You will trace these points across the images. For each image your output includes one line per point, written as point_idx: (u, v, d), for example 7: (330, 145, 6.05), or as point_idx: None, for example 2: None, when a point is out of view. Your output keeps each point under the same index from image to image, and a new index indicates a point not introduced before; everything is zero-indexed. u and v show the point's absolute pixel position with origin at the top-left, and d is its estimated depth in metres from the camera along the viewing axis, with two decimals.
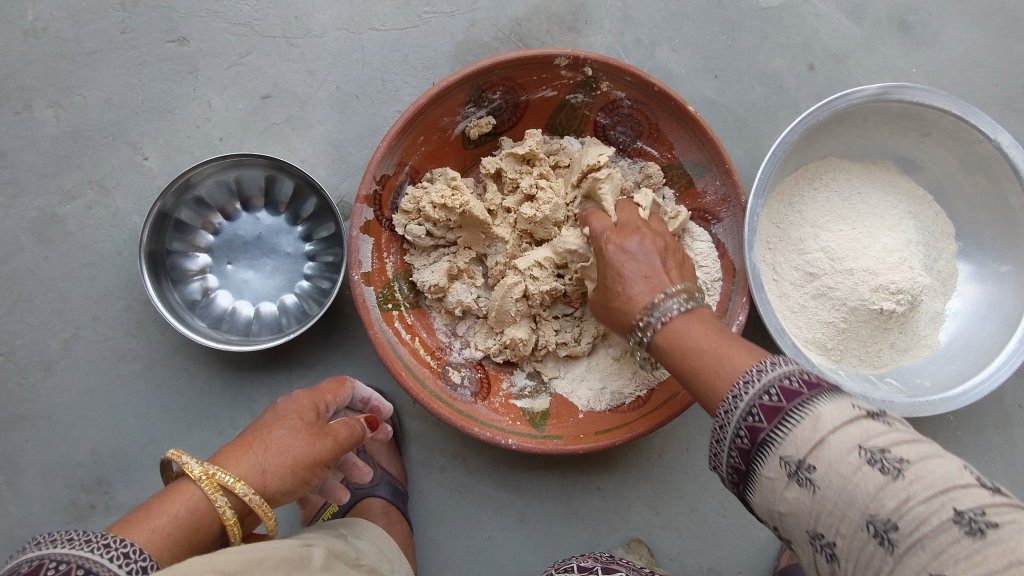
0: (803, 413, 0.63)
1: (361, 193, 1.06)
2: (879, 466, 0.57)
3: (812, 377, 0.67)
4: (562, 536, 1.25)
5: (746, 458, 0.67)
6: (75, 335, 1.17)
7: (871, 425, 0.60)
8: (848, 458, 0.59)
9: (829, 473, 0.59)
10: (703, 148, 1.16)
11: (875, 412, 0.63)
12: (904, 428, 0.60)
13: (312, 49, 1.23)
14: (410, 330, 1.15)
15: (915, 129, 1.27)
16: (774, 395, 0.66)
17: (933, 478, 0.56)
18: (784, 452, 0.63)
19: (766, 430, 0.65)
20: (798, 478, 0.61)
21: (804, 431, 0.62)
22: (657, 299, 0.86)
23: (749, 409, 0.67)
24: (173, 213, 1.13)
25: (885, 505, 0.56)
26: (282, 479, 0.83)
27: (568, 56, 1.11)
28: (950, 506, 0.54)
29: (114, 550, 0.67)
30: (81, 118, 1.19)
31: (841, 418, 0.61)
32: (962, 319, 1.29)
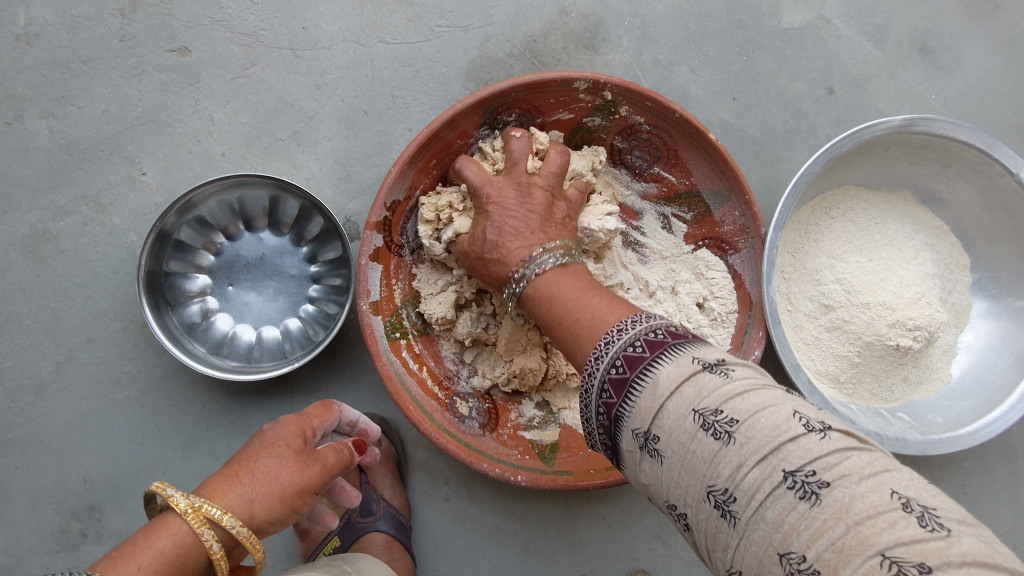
0: (644, 382, 0.58)
1: (371, 220, 1.02)
2: (712, 431, 0.54)
3: (674, 330, 0.62)
4: (566, 567, 1.23)
5: (611, 434, 0.63)
6: (68, 358, 1.13)
7: (707, 383, 0.56)
8: (684, 425, 0.55)
9: (671, 440, 0.56)
10: (723, 178, 1.13)
11: (715, 364, 0.58)
12: (739, 380, 0.56)
13: (320, 62, 1.18)
14: (417, 359, 1.12)
15: (935, 160, 1.24)
16: (620, 366, 0.61)
17: (760, 436, 0.52)
18: (633, 425, 0.59)
19: (617, 405, 0.60)
20: (648, 449, 0.58)
21: (646, 401, 0.58)
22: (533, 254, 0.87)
23: (603, 383, 0.62)
24: (173, 234, 1.08)
25: (722, 472, 0.53)
26: (270, 508, 0.79)
27: (588, 80, 1.07)
28: (780, 469, 0.50)
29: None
30: (76, 130, 1.13)
31: (677, 379, 0.57)
32: (974, 353, 1.27)
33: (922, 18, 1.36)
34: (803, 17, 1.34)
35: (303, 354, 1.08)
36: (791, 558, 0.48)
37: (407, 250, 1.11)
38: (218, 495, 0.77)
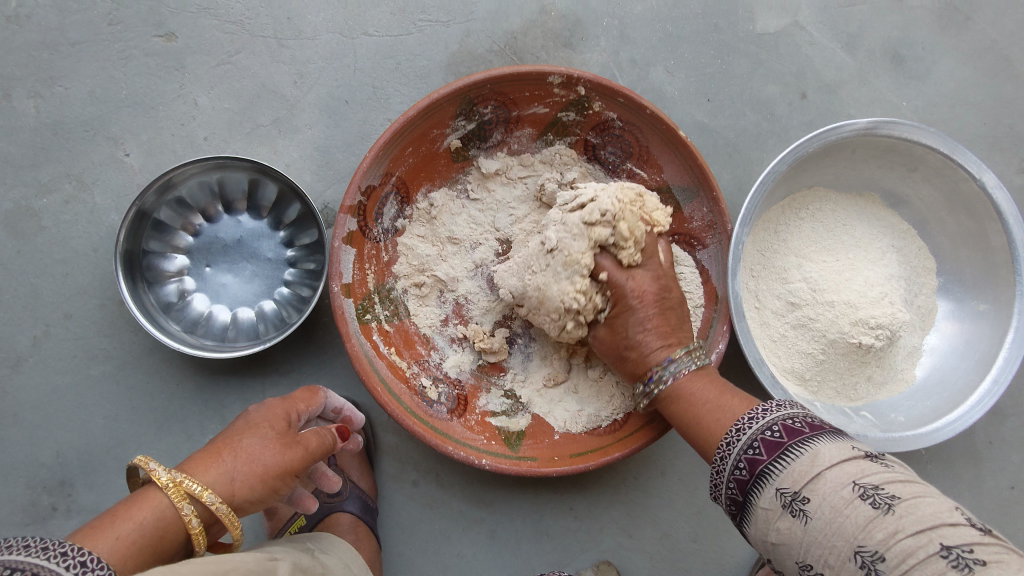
0: (801, 449, 0.70)
1: (346, 203, 1.05)
2: (871, 500, 0.63)
3: (793, 424, 0.74)
4: (531, 555, 1.25)
5: (742, 490, 0.74)
6: (45, 333, 1.15)
7: (868, 466, 0.66)
8: (841, 491, 0.64)
9: (821, 503, 0.65)
10: (692, 174, 1.16)
11: (875, 456, 0.69)
12: (897, 471, 0.66)
13: (303, 52, 1.21)
14: (388, 343, 1.14)
15: (902, 163, 1.28)
16: (776, 432, 0.74)
17: (923, 515, 0.60)
18: (779, 483, 0.69)
19: (764, 463, 0.72)
20: (793, 509, 0.67)
21: (802, 465, 0.68)
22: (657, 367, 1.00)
23: (751, 445, 0.75)
24: (152, 213, 1.10)
25: (874, 536, 0.60)
26: (252, 488, 0.80)
27: (561, 75, 1.10)
28: (937, 541, 0.58)
29: (72, 558, 0.62)
30: (61, 111, 1.16)
31: (838, 457, 0.68)
32: (938, 354, 1.30)
33: (894, 28, 1.39)
34: (778, 23, 1.37)
35: (275, 335, 1.10)
36: None
37: (380, 235, 1.14)
38: (204, 470, 0.79)
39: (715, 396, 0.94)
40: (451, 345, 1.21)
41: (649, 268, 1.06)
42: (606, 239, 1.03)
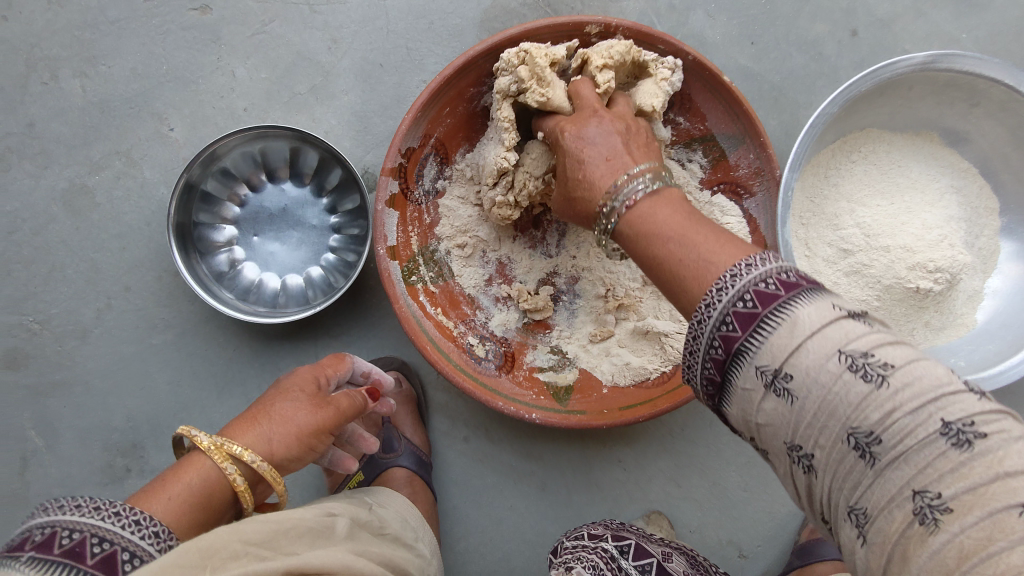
0: (780, 318, 0.55)
1: (386, 166, 1.06)
2: (863, 373, 0.51)
3: (789, 277, 0.58)
4: (583, 507, 1.27)
5: (721, 370, 0.60)
6: (108, 305, 1.19)
7: (852, 327, 0.54)
8: (828, 365, 0.52)
9: (809, 382, 0.53)
10: (737, 120, 1.12)
11: (856, 312, 0.56)
12: (883, 330, 0.54)
13: (336, 17, 1.21)
14: (434, 303, 1.15)
15: (963, 99, 1.21)
16: (749, 301, 0.58)
17: (918, 385, 0.50)
18: (760, 361, 0.56)
19: (742, 339, 0.57)
20: (776, 389, 0.55)
21: (782, 338, 0.55)
22: (618, 181, 0.78)
23: (723, 319, 0.59)
24: (200, 185, 1.12)
25: (869, 416, 0.50)
26: (289, 446, 0.79)
27: (599, 24, 1.07)
28: (935, 418, 0.48)
29: (126, 517, 0.65)
30: (107, 89, 1.19)
31: (821, 319, 0.54)
32: (1001, 298, 1.25)
33: None
34: None
35: (324, 300, 1.12)
36: (926, 495, 0.48)
37: (422, 197, 1.14)
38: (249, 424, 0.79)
39: (683, 228, 0.68)
40: (496, 304, 1.22)
41: (587, 110, 0.96)
42: (510, 87, 1.03)
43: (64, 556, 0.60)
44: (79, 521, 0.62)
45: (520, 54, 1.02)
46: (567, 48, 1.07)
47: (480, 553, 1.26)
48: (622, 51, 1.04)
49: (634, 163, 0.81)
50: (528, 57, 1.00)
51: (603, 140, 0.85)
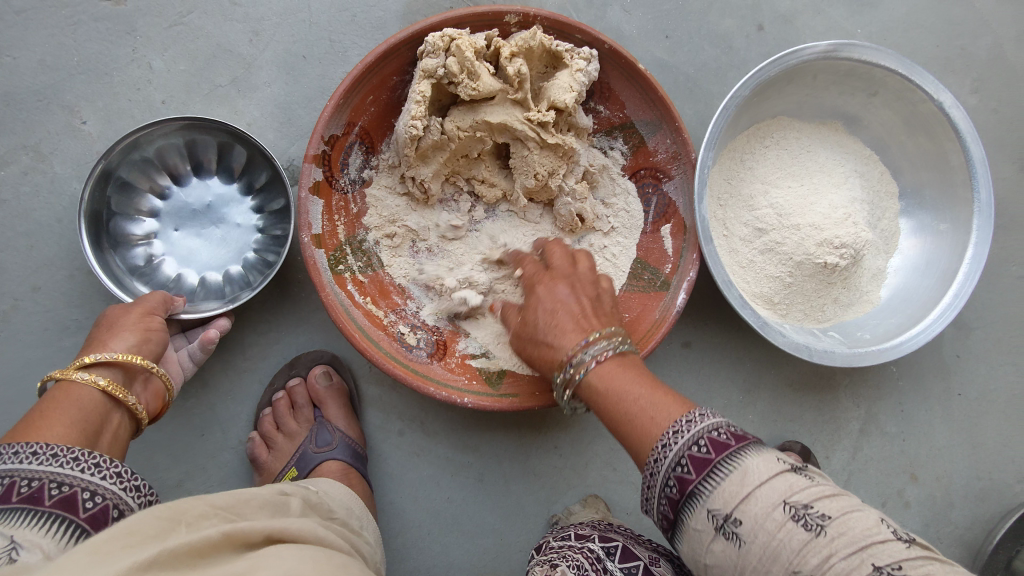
0: (731, 466, 0.65)
1: (310, 153, 1.06)
2: (804, 522, 0.60)
3: (739, 430, 0.68)
4: (520, 495, 1.27)
5: (674, 509, 0.69)
6: (15, 307, 1.14)
7: (797, 480, 0.63)
8: (773, 514, 0.61)
9: (755, 526, 0.61)
10: (653, 107, 1.17)
11: (798, 466, 0.66)
12: (825, 483, 0.63)
13: (256, 9, 1.20)
14: (363, 293, 1.15)
15: (861, 88, 1.30)
16: (704, 446, 0.68)
17: (855, 535, 0.58)
18: (711, 504, 0.65)
19: (695, 482, 0.66)
20: (725, 531, 0.63)
21: (732, 484, 0.64)
22: (579, 350, 0.88)
23: (678, 461, 0.68)
24: (121, 173, 1.10)
25: (810, 560, 0.58)
26: (124, 338, 0.94)
27: (517, 13, 1.10)
28: (869, 563, 0.57)
29: (84, 462, 0.73)
30: (12, 81, 1.14)
31: (768, 472, 0.64)
32: (901, 275, 1.33)
33: None
34: None
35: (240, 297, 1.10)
36: None
37: (348, 185, 1.14)
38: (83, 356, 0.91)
39: (651, 390, 0.78)
40: (427, 294, 1.21)
41: (564, 273, 1.01)
42: (437, 69, 1.04)
43: (24, 501, 0.66)
44: (33, 468, 0.69)
45: (445, 39, 1.04)
46: (485, 35, 1.09)
47: (420, 548, 1.25)
48: (533, 37, 1.08)
49: (600, 324, 0.91)
50: (455, 47, 1.03)
51: (574, 305, 0.95)
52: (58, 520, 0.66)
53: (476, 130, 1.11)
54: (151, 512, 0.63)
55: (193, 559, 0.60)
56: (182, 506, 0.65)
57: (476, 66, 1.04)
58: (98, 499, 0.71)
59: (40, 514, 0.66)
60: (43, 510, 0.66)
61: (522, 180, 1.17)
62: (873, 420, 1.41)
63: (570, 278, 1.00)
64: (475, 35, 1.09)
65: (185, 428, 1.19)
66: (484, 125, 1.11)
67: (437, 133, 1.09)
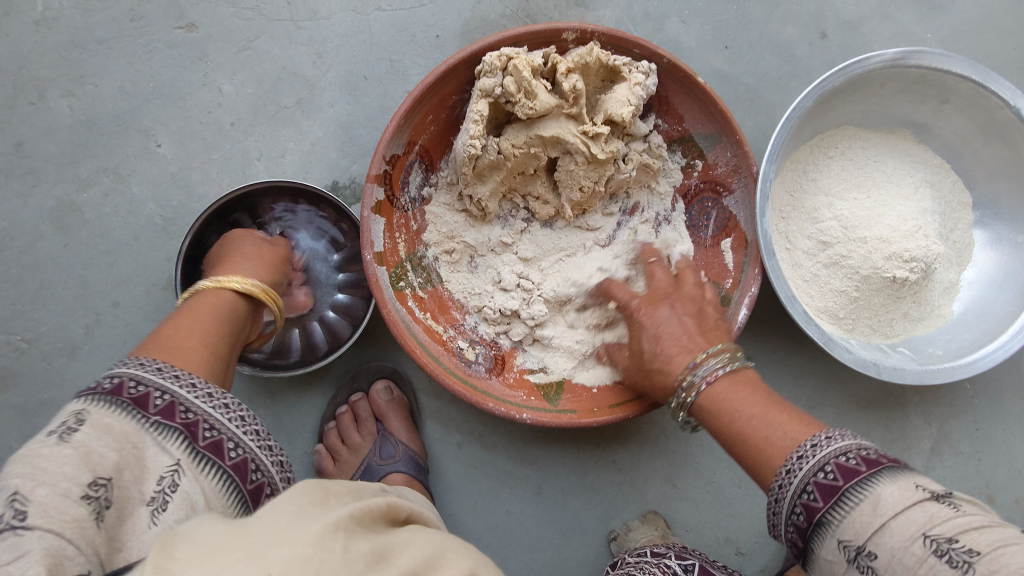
0: (861, 495, 0.64)
1: (372, 173, 1.07)
2: (948, 557, 0.57)
3: (870, 454, 0.67)
4: (578, 510, 1.27)
5: (803, 536, 0.69)
6: (97, 321, 1.20)
7: (938, 510, 0.60)
8: (912, 548, 0.59)
9: (891, 560, 0.60)
10: (713, 119, 1.15)
11: (943, 494, 0.61)
12: (973, 515, 0.59)
13: (320, 32, 1.23)
14: (422, 308, 1.17)
15: (933, 95, 1.24)
16: (831, 474, 0.67)
17: (1007, 570, 0.54)
18: (843, 536, 0.64)
19: (822, 511, 0.66)
20: (859, 565, 0.63)
21: (862, 515, 0.63)
22: (696, 360, 0.91)
23: (806, 488, 0.69)
24: (218, 226, 1.14)
25: None
26: (269, 274, 1.04)
27: (575, 30, 1.10)
28: None
29: (195, 388, 0.68)
30: (95, 107, 1.21)
31: (902, 501, 0.61)
32: (976, 289, 1.28)
33: None
34: None
35: (320, 361, 1.17)
36: None
37: (408, 204, 1.17)
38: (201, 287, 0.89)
39: (765, 409, 0.81)
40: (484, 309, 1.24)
41: (669, 295, 1.00)
42: (494, 89, 1.06)
43: (160, 415, 0.64)
44: (160, 384, 0.67)
45: (503, 58, 1.05)
46: (541, 53, 1.10)
47: None
48: (589, 53, 1.08)
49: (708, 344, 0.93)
50: (512, 67, 1.04)
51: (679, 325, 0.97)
52: (199, 460, 0.63)
53: (531, 146, 1.12)
54: (316, 481, 0.59)
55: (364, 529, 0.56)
56: (332, 478, 0.63)
57: (533, 85, 1.06)
58: (240, 449, 0.66)
59: (190, 449, 0.63)
60: (184, 440, 0.63)
61: (568, 193, 1.18)
62: (947, 439, 1.35)
63: (671, 297, 1.00)
64: (533, 53, 1.10)
65: None
66: (541, 141, 1.11)
67: (493, 153, 1.10)
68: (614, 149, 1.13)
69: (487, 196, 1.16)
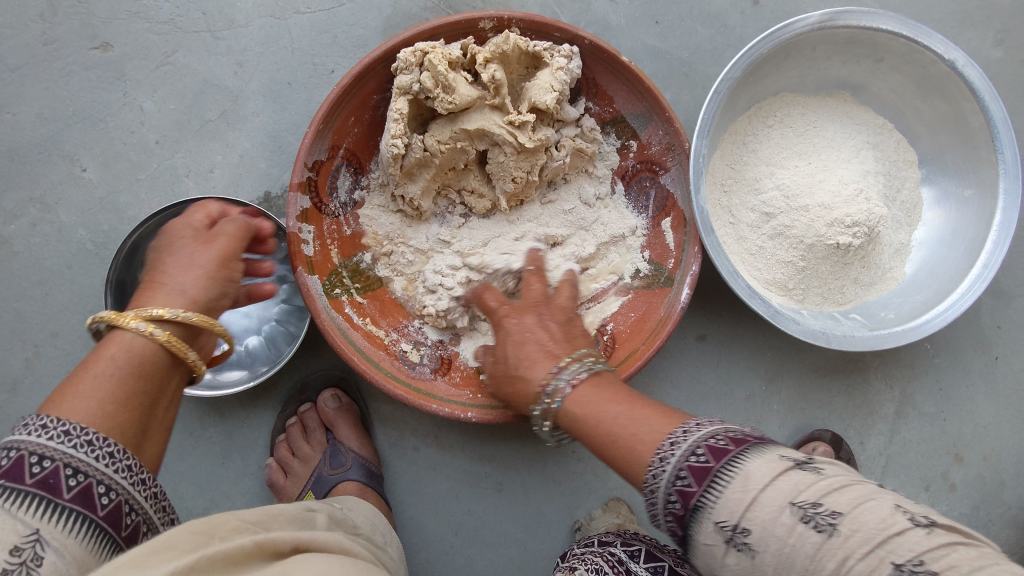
0: (730, 473, 0.62)
1: (294, 181, 1.06)
2: (814, 523, 0.58)
3: (735, 433, 0.66)
4: (541, 503, 1.26)
5: (681, 525, 0.66)
6: (36, 353, 1.18)
7: (801, 476, 0.60)
8: (781, 518, 0.59)
9: (764, 534, 0.59)
10: (642, 98, 1.13)
11: (804, 461, 0.63)
12: (831, 475, 0.61)
13: (238, 41, 1.21)
14: (362, 314, 1.15)
15: (867, 55, 1.22)
16: (701, 455, 0.65)
17: (867, 530, 0.56)
18: (718, 517, 0.62)
19: (697, 494, 0.63)
20: (735, 544, 0.61)
21: (735, 492, 0.61)
22: (562, 363, 0.87)
23: (677, 473, 0.65)
24: (147, 246, 1.13)
25: (826, 565, 0.57)
26: (209, 289, 0.80)
27: (492, 19, 1.08)
28: (888, 562, 0.55)
29: (99, 449, 0.66)
30: (15, 136, 1.19)
31: (770, 474, 0.61)
32: (927, 248, 1.26)
33: None
34: None
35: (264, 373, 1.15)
36: None
37: (339, 209, 1.14)
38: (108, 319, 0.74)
39: (629, 406, 0.77)
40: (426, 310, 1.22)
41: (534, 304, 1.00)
42: (411, 85, 1.04)
43: (38, 486, 0.62)
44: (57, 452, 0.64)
45: (417, 54, 1.03)
46: (459, 44, 1.07)
47: (445, 560, 1.25)
48: (505, 41, 1.06)
49: (573, 348, 0.92)
50: (427, 62, 1.02)
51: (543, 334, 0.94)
52: (66, 520, 0.62)
53: (457, 141, 1.10)
54: (186, 525, 0.62)
55: (228, 565, 0.60)
56: (214, 521, 0.65)
57: (450, 79, 1.03)
58: (114, 494, 0.66)
59: (56, 509, 0.62)
60: (62, 504, 0.62)
61: (501, 184, 1.15)
62: (910, 401, 1.33)
63: (538, 308, 1.00)
64: (450, 45, 1.07)
65: (206, 458, 1.22)
66: (466, 134, 1.09)
67: (419, 150, 1.08)
68: (544, 135, 1.10)
69: (419, 195, 1.14)
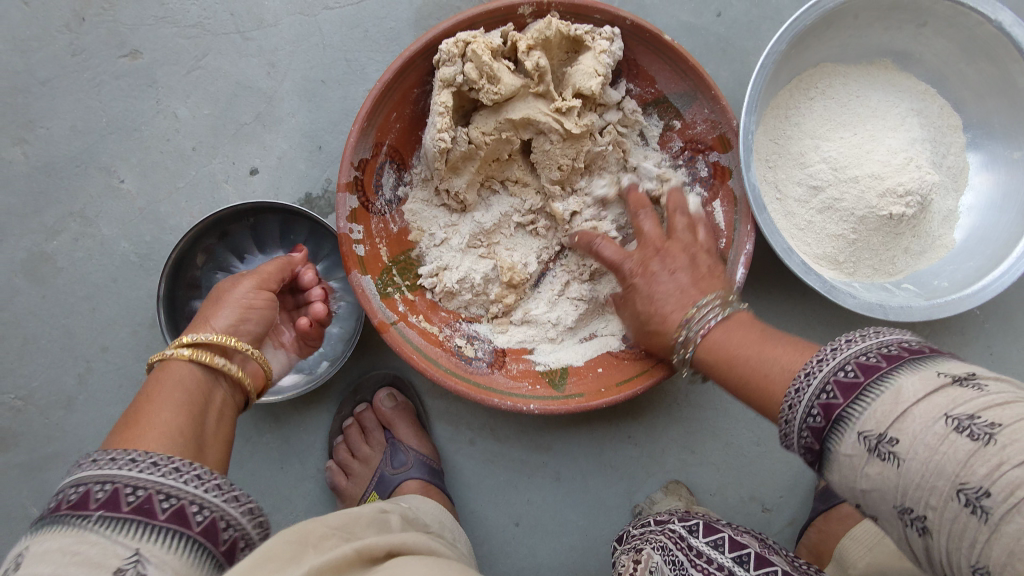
0: (883, 386, 0.60)
1: (342, 181, 1.04)
2: (969, 432, 0.54)
3: (891, 349, 0.63)
4: (600, 489, 1.26)
5: (819, 439, 0.64)
6: (89, 369, 1.18)
7: (960, 392, 0.56)
8: (933, 427, 0.55)
9: (914, 443, 0.56)
10: (685, 77, 1.11)
11: (967, 377, 0.57)
12: (999, 391, 0.55)
13: (270, 40, 1.18)
14: (414, 311, 1.14)
15: (909, 20, 1.20)
16: (851, 371, 0.63)
17: None
18: (862, 426, 0.59)
19: (842, 407, 0.61)
20: (880, 452, 0.58)
21: (885, 404, 0.59)
22: (690, 313, 0.92)
23: (823, 388, 0.64)
24: (191, 259, 1.12)
25: (977, 472, 0.53)
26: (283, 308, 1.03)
27: (531, 3, 1.04)
28: None
29: (188, 474, 0.65)
30: (50, 152, 1.17)
31: (924, 389, 0.57)
32: (976, 213, 1.24)
33: None
34: None
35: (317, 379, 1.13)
36: None
37: (385, 207, 1.13)
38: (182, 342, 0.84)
39: (761, 348, 0.81)
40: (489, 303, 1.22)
41: (649, 246, 1.03)
42: (455, 78, 1.02)
43: (133, 512, 0.59)
44: (145, 479, 0.62)
45: (460, 45, 1.01)
46: (500, 32, 1.05)
47: (508, 552, 1.25)
48: (547, 27, 1.03)
49: (701, 293, 0.95)
50: (471, 53, 1.00)
51: (674, 279, 0.97)
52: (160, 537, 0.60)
53: (503, 131, 1.08)
54: (284, 534, 0.64)
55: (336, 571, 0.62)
56: (305, 529, 0.67)
57: (495, 69, 1.01)
58: (207, 510, 0.63)
59: (155, 530, 0.59)
60: (160, 527, 0.60)
61: (547, 173, 1.13)
62: None
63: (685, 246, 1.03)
64: (491, 34, 1.05)
65: (265, 463, 1.22)
66: (511, 123, 1.07)
67: (464, 144, 1.07)
68: (590, 119, 1.08)
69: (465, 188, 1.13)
